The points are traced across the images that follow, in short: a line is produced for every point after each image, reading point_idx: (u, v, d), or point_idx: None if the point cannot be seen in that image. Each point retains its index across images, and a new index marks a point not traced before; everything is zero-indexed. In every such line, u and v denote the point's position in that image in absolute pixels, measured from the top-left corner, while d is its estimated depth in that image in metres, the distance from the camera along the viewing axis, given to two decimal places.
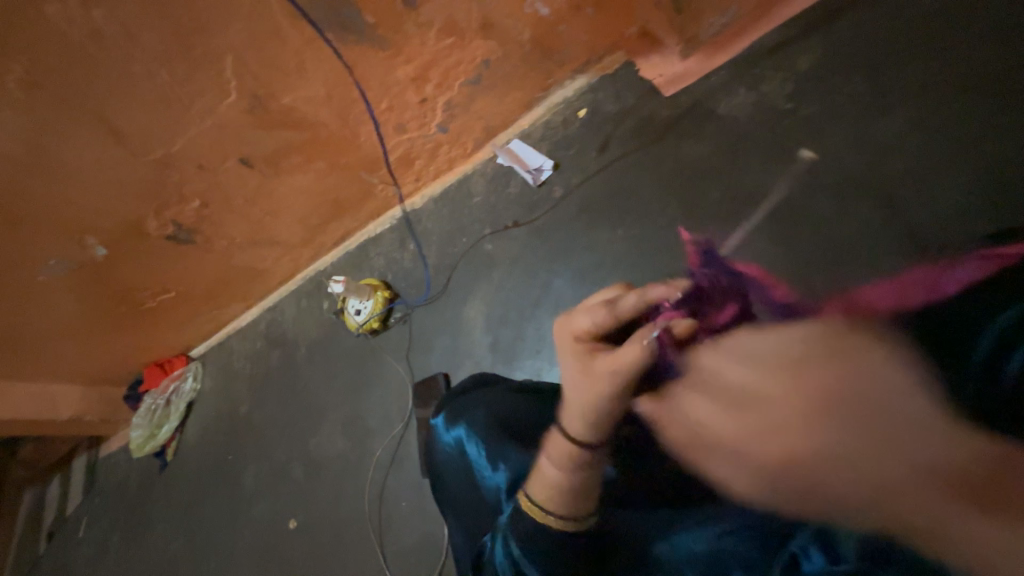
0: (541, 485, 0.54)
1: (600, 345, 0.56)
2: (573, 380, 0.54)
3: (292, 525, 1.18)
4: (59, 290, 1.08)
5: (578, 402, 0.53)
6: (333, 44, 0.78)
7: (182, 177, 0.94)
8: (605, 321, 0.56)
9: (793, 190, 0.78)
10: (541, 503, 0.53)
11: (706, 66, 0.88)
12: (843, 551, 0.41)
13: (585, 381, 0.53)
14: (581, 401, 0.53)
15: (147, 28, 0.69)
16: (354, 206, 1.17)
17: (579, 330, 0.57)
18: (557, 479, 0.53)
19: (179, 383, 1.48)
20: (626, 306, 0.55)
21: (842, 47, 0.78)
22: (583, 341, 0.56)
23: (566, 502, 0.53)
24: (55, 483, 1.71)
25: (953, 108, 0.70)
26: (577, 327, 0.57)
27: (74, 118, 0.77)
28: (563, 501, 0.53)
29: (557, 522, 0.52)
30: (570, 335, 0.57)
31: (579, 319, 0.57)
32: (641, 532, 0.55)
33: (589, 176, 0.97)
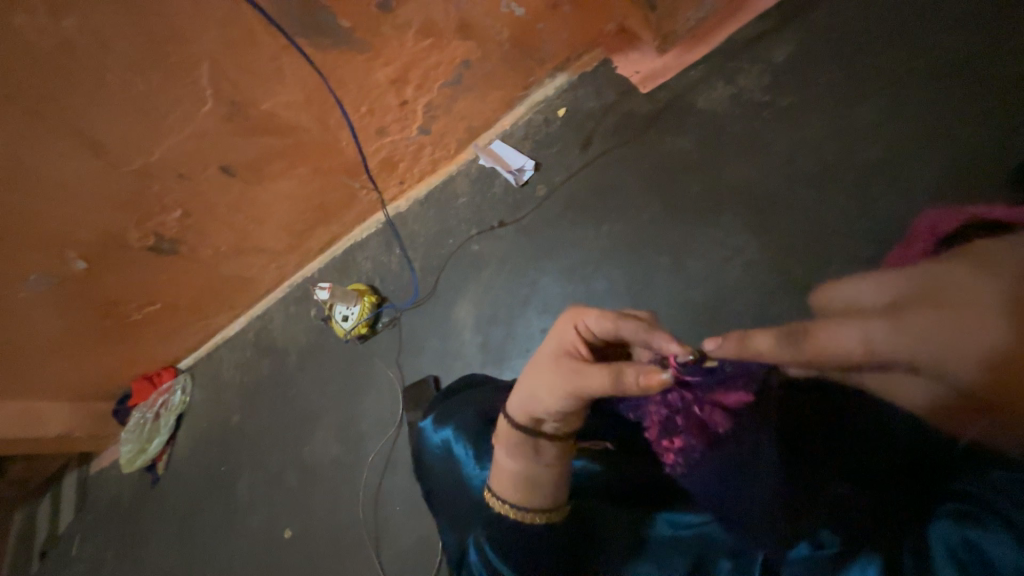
0: (501, 478, 0.55)
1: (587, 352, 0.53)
2: (538, 366, 0.54)
3: (287, 535, 1.18)
4: (41, 305, 1.06)
5: (530, 396, 0.53)
6: (309, 48, 0.77)
7: (162, 187, 0.93)
8: (604, 329, 0.51)
9: (773, 182, 0.79)
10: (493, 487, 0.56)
11: (684, 60, 0.89)
12: (822, 534, 0.45)
13: (544, 370, 0.52)
14: (531, 391, 0.53)
15: (120, 38, 0.68)
16: (339, 210, 1.16)
17: (586, 325, 0.53)
18: (502, 458, 0.56)
19: (168, 396, 1.46)
20: (627, 329, 0.50)
21: (816, 38, 0.79)
22: (574, 339, 0.53)
23: (515, 490, 0.54)
24: (45, 502, 1.68)
25: (924, 96, 0.71)
26: (582, 321, 0.53)
27: (48, 130, 0.76)
28: (508, 484, 0.55)
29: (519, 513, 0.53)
30: (572, 331, 0.53)
31: (590, 315, 0.53)
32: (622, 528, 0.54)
33: (573, 174, 0.97)
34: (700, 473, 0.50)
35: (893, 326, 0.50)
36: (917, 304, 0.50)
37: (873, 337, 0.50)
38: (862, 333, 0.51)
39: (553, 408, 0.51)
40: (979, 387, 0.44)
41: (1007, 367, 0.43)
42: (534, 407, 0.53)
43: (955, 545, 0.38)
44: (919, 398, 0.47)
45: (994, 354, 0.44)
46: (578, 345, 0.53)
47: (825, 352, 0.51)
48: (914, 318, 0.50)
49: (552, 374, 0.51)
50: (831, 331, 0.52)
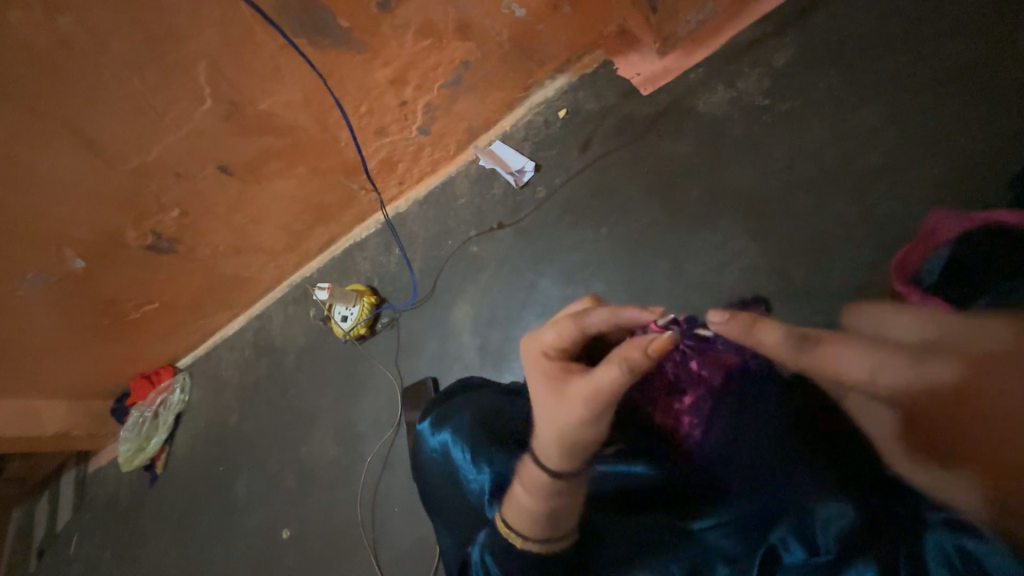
0: (519, 515, 0.52)
1: (568, 363, 0.53)
2: (548, 405, 0.50)
3: (285, 535, 1.18)
4: (39, 303, 1.06)
5: (559, 433, 0.49)
6: (308, 48, 0.77)
7: (160, 187, 0.93)
8: (569, 335, 0.53)
9: (773, 186, 0.78)
10: (526, 535, 0.51)
11: (684, 63, 0.88)
12: (820, 539, 0.44)
13: (556, 403, 0.50)
14: (557, 429, 0.49)
15: (117, 37, 0.68)
16: (338, 211, 1.16)
17: (547, 346, 0.54)
18: (537, 506, 0.51)
19: (166, 395, 1.46)
20: (591, 322, 0.51)
21: (817, 42, 0.78)
22: (551, 360, 0.54)
23: (560, 525, 0.51)
24: (44, 500, 1.68)
25: (924, 101, 0.71)
26: (545, 343, 0.54)
27: (45, 128, 0.75)
28: (548, 527, 0.51)
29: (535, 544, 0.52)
30: (539, 356, 0.54)
31: (547, 333, 0.54)
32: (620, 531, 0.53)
33: (573, 176, 0.97)
34: (711, 437, 0.56)
35: (882, 357, 0.47)
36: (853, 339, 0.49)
37: (873, 365, 0.47)
38: (864, 366, 0.47)
39: (588, 431, 0.49)
40: (939, 419, 0.44)
41: (955, 403, 0.43)
42: (569, 444, 0.49)
43: (949, 552, 0.38)
44: (886, 422, 0.49)
45: (964, 396, 0.43)
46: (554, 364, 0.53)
47: (832, 370, 0.49)
48: (912, 358, 0.46)
49: (570, 403, 0.48)
50: (840, 351, 0.48)
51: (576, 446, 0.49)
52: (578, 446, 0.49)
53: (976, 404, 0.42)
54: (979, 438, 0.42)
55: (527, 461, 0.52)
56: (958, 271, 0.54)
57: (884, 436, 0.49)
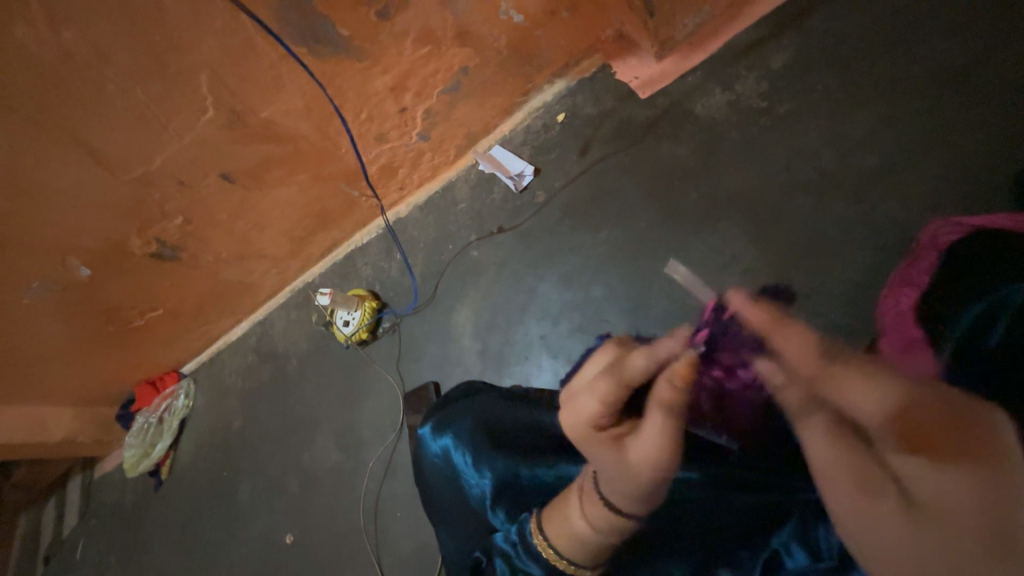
0: (565, 535, 0.48)
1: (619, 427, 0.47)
2: (618, 466, 0.44)
3: (288, 540, 1.18)
4: (44, 311, 1.07)
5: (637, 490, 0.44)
6: (308, 57, 0.78)
7: (164, 195, 0.94)
8: (615, 396, 0.46)
9: (772, 188, 0.78)
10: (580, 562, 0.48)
11: (682, 66, 0.89)
12: (823, 544, 0.44)
13: (626, 471, 0.44)
14: (635, 491, 0.44)
15: (120, 48, 0.69)
16: (340, 217, 1.17)
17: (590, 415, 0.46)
18: (607, 542, 0.47)
19: (171, 401, 1.47)
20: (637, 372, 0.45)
21: (815, 44, 0.79)
22: (602, 428, 0.47)
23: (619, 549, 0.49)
24: (50, 505, 1.69)
25: (922, 102, 0.71)
26: (589, 416, 0.46)
27: (50, 139, 0.76)
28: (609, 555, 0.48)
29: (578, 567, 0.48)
30: (583, 426, 0.47)
31: (585, 403, 0.47)
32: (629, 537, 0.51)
33: (572, 179, 0.97)
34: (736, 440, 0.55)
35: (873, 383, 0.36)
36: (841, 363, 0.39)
37: (864, 397, 0.36)
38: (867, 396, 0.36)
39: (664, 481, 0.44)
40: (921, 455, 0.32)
41: (920, 434, 0.32)
42: (644, 498, 0.44)
43: None
44: (837, 462, 0.37)
45: (954, 409, 0.32)
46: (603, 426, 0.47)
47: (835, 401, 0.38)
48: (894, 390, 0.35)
49: (639, 468, 0.43)
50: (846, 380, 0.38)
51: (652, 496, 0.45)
52: (652, 495, 0.45)
53: (940, 444, 0.31)
54: (936, 479, 0.31)
55: (592, 509, 0.47)
56: (962, 266, 0.53)
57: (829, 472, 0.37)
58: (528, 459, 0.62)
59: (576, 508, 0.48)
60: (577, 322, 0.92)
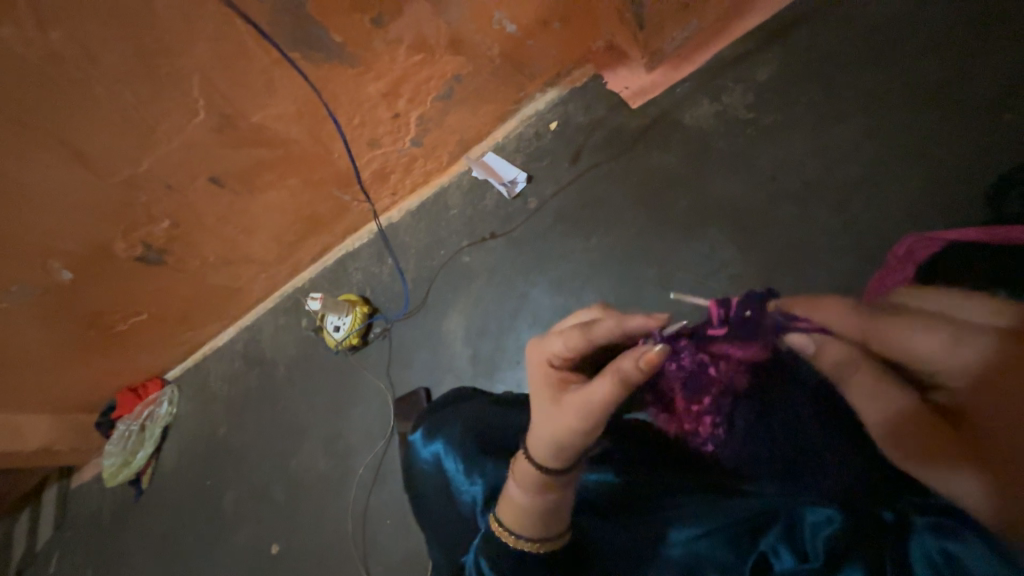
0: (509, 511, 0.52)
1: (572, 376, 0.52)
2: (547, 410, 0.50)
3: (274, 550, 1.16)
4: (24, 315, 1.04)
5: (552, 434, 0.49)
6: (301, 62, 0.78)
7: (151, 198, 0.93)
8: (577, 346, 0.49)
9: (758, 197, 0.80)
10: (517, 533, 0.52)
11: (671, 77, 0.90)
12: (810, 547, 0.45)
13: (553, 411, 0.49)
14: (555, 433, 0.48)
15: (110, 51, 0.68)
16: (331, 221, 1.16)
17: (553, 353, 0.52)
18: (536, 509, 0.51)
19: (154, 408, 1.44)
20: (596, 335, 0.48)
21: (798, 58, 0.81)
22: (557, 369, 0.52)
23: (557, 523, 0.51)
24: (24, 517, 1.64)
25: (902, 116, 0.73)
26: (550, 352, 0.52)
27: (34, 141, 0.75)
28: (542, 525, 0.51)
29: (521, 543, 0.51)
30: (544, 360, 0.53)
31: (552, 343, 0.52)
32: (614, 544, 0.54)
33: (563, 186, 0.98)
34: (734, 439, 0.52)
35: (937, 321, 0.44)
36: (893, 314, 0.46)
37: (947, 343, 0.42)
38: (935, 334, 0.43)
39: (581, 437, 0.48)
40: (986, 402, 0.41)
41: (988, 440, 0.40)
42: (560, 449, 0.49)
43: (936, 560, 0.39)
44: (899, 406, 0.44)
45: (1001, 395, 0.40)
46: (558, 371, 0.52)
47: (892, 348, 0.45)
48: (983, 334, 0.42)
49: (564, 410, 0.48)
50: (901, 325, 0.45)
51: (569, 449, 0.49)
52: (571, 449, 0.49)
53: (1003, 383, 0.40)
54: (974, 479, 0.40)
55: (521, 465, 0.52)
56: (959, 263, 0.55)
57: (890, 421, 0.44)
58: None
59: (512, 474, 0.53)
60: None
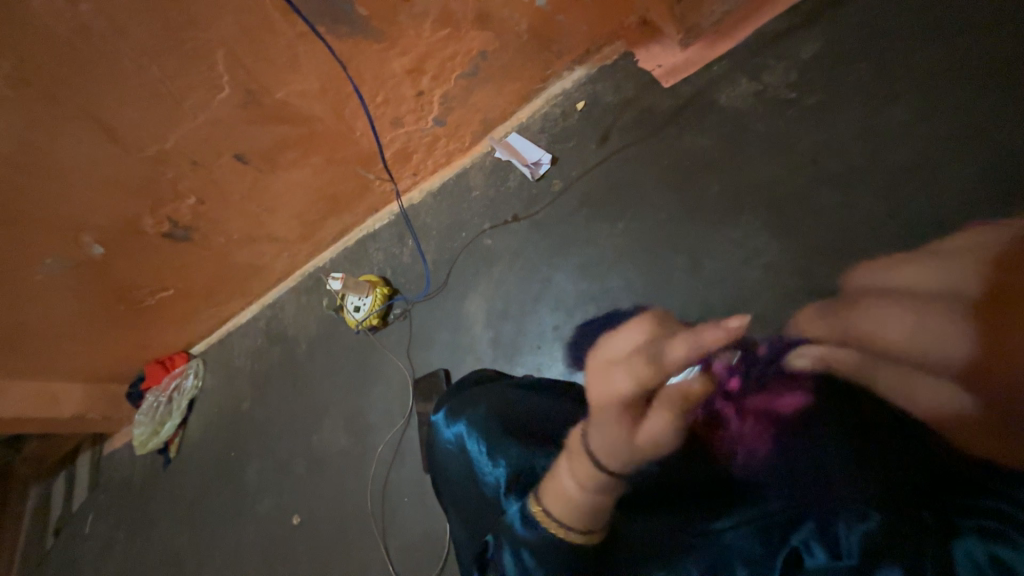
0: (558, 501, 0.49)
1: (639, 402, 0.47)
2: (616, 441, 0.46)
3: (295, 521, 1.19)
4: (58, 287, 1.07)
5: (642, 440, 0.47)
6: (326, 36, 0.76)
7: (177, 174, 0.93)
8: (650, 379, 0.47)
9: (795, 182, 0.77)
10: (564, 522, 0.49)
11: (707, 55, 0.87)
12: (843, 542, 0.42)
13: (626, 442, 0.46)
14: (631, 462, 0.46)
15: (137, 23, 0.68)
16: (352, 201, 1.16)
17: (622, 389, 0.47)
18: (593, 502, 0.48)
19: (180, 380, 1.48)
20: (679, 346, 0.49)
21: (846, 34, 0.76)
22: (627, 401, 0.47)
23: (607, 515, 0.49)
24: (60, 479, 1.72)
25: (961, 97, 0.68)
26: (617, 386, 0.47)
27: (65, 115, 0.76)
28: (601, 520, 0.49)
29: (570, 535, 0.49)
30: (606, 393, 0.47)
31: (621, 378, 0.47)
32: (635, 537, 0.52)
33: (589, 169, 0.96)
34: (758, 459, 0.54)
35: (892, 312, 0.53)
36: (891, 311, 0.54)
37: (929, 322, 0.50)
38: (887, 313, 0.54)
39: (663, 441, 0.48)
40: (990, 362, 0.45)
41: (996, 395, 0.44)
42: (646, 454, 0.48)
43: (979, 560, 0.38)
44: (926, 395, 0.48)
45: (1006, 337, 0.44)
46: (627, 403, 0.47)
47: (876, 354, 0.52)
48: (953, 308, 0.49)
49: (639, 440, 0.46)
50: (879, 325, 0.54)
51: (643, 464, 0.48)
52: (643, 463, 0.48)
53: (1000, 321, 0.45)
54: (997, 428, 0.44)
55: (578, 464, 0.48)
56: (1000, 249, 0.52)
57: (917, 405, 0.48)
58: (541, 449, 0.62)
59: (566, 473, 0.49)
60: (590, 314, 0.91)
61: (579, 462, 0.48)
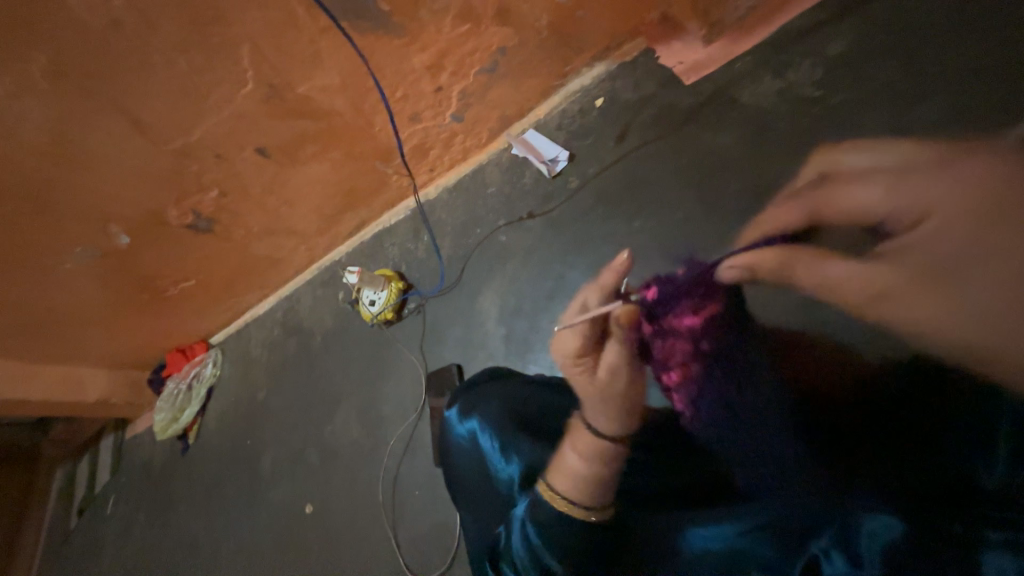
0: (565, 478, 0.55)
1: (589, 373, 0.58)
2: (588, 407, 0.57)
3: (308, 510, 1.21)
4: (86, 276, 1.11)
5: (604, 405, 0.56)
6: (348, 31, 0.77)
7: (202, 167, 0.95)
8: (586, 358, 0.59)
9: (819, 181, 0.75)
10: (574, 498, 0.53)
11: (729, 52, 0.85)
12: (864, 551, 0.43)
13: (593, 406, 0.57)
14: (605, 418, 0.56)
15: (167, 18, 0.69)
16: (369, 196, 1.17)
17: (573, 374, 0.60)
18: (597, 472, 0.54)
19: (199, 368, 1.52)
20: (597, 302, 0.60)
21: (877, 30, 0.74)
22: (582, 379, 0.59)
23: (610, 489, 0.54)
24: (84, 461, 1.78)
25: (1002, 91, 0.65)
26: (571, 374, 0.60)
27: (97, 108, 0.78)
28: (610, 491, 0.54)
29: (582, 511, 0.53)
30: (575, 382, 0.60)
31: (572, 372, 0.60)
32: (644, 532, 0.54)
33: (607, 166, 0.95)
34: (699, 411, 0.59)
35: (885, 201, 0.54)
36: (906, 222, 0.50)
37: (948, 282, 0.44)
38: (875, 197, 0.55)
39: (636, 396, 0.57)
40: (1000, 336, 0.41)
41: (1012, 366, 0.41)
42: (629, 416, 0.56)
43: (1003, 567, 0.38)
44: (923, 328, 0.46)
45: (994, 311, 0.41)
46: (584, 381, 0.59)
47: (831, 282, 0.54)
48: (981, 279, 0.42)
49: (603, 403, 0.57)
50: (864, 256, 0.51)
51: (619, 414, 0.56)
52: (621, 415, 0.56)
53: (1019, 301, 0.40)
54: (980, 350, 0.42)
55: (579, 437, 0.56)
56: None
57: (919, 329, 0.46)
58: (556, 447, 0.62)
59: (568, 447, 0.56)
60: None
61: (580, 434, 0.56)
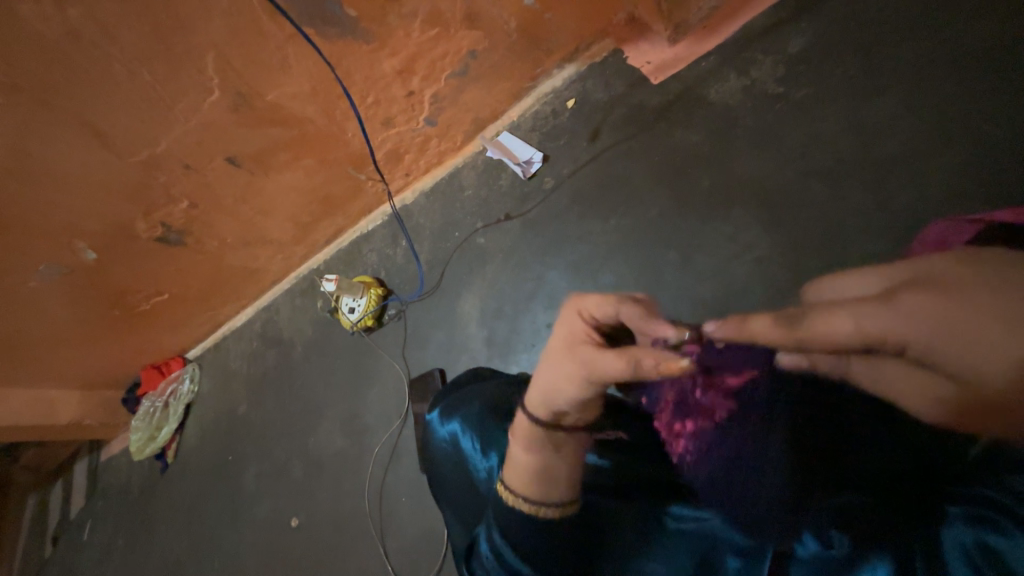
0: (512, 468, 0.53)
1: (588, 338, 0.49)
2: (551, 360, 0.50)
3: (294, 523, 1.19)
4: (50, 294, 1.07)
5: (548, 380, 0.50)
6: (315, 38, 0.76)
7: (170, 178, 0.93)
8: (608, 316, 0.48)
9: (785, 176, 0.77)
10: (514, 488, 0.53)
11: (695, 51, 0.87)
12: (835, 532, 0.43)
13: (555, 364, 0.49)
14: (547, 388, 0.50)
15: (126, 28, 0.67)
16: (345, 202, 1.16)
17: (585, 310, 0.49)
18: (540, 465, 0.51)
19: (176, 385, 1.48)
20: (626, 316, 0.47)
21: (836, 27, 0.77)
22: (578, 329, 0.49)
23: (554, 486, 0.51)
24: (58, 487, 1.71)
25: (944, 88, 0.69)
26: (583, 308, 0.50)
27: (55, 121, 0.75)
28: (569, 485, 0.52)
29: (517, 500, 0.52)
30: (569, 326, 0.50)
31: (590, 301, 0.49)
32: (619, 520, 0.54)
33: (581, 166, 0.96)
34: (702, 463, 0.49)
35: (876, 316, 0.36)
36: (918, 282, 0.36)
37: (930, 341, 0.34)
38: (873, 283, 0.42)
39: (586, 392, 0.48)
40: None
41: None
42: (554, 398, 0.49)
43: (971, 551, 0.37)
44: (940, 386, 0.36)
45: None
46: (585, 331, 0.49)
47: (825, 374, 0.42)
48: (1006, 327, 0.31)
49: (565, 365, 0.48)
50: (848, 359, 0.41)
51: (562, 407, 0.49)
52: (558, 405, 0.50)
53: None
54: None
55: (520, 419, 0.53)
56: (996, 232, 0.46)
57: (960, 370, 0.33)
58: None
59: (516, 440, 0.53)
60: None
61: (523, 422, 0.52)
